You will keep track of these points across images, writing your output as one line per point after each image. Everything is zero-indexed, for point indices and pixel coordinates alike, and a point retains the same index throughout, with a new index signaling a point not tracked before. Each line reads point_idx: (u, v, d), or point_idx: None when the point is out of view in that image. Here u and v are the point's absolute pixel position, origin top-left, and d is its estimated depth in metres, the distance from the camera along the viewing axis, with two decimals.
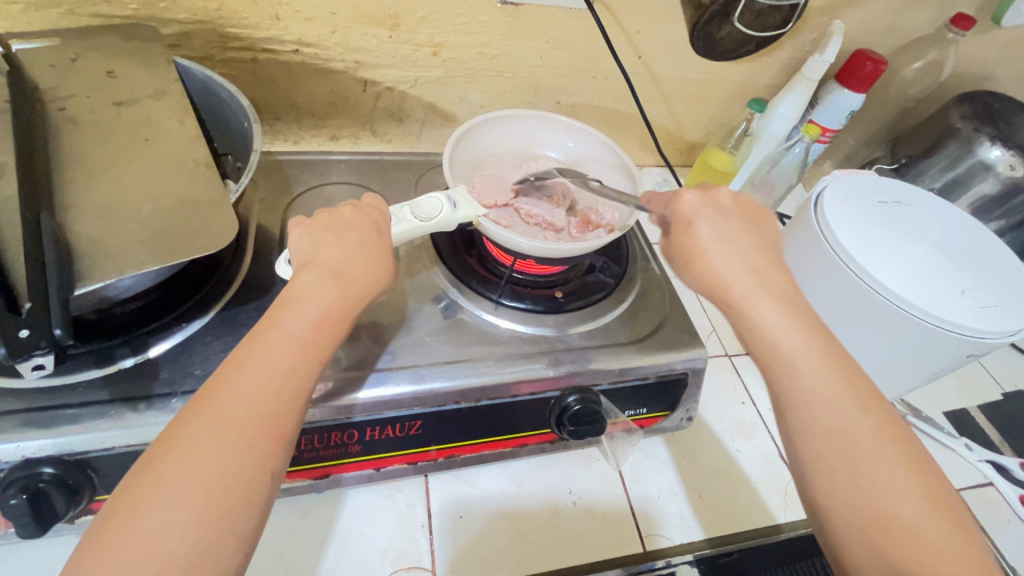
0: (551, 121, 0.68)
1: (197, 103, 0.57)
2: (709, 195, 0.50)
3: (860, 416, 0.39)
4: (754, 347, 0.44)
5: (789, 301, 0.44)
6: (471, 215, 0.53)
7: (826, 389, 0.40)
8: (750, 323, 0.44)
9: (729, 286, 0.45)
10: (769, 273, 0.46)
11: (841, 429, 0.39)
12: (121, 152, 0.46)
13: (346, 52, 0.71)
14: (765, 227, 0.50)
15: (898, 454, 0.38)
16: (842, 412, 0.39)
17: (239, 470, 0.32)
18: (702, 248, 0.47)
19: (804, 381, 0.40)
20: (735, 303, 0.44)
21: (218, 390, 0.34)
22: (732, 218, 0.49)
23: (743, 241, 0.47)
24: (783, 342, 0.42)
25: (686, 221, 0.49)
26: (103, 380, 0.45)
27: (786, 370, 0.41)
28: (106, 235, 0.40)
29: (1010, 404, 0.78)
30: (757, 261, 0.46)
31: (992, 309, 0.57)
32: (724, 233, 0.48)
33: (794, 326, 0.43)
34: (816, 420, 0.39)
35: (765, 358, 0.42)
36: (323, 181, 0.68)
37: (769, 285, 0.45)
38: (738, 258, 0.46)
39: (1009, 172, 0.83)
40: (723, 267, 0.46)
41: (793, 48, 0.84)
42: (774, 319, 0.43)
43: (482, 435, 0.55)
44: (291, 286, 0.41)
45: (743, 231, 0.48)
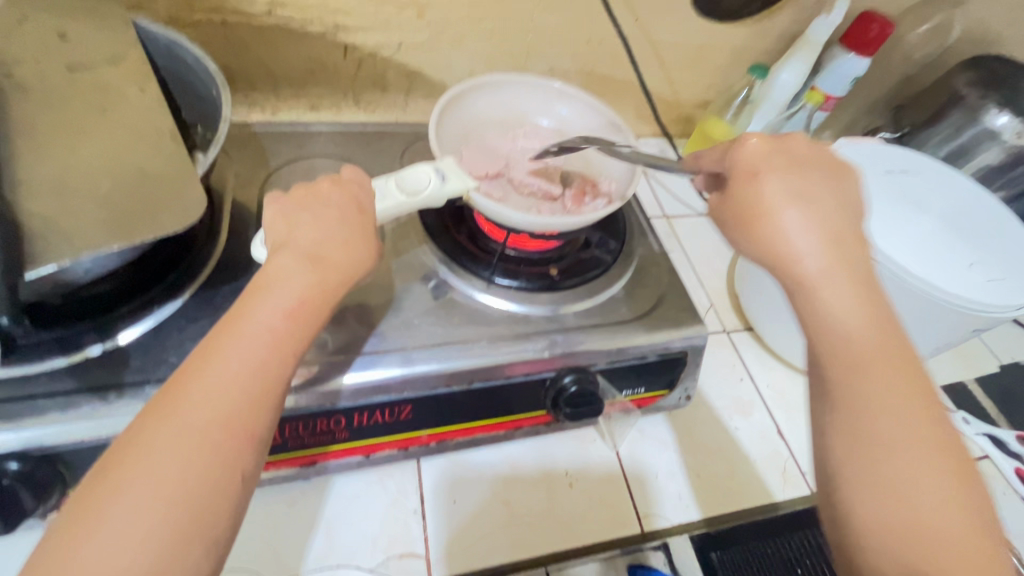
0: (542, 86, 0.64)
1: (161, 69, 0.53)
2: (785, 148, 0.45)
3: (912, 418, 0.36)
4: (812, 326, 0.40)
5: (861, 273, 0.40)
6: (462, 187, 0.50)
7: (881, 379, 0.37)
8: (817, 301, 0.40)
9: (800, 255, 0.41)
10: (848, 243, 0.41)
11: (891, 428, 0.36)
12: (75, 121, 0.42)
13: (325, 14, 0.66)
14: (844, 184, 0.45)
15: (939, 457, 0.35)
16: (893, 407, 0.36)
17: (202, 477, 0.30)
18: (770, 209, 0.43)
19: (863, 366, 0.37)
20: (806, 274, 0.40)
21: (181, 388, 0.32)
22: (809, 174, 0.44)
23: (822, 203, 0.43)
24: (843, 323, 0.39)
25: (752, 175, 0.44)
26: (69, 369, 0.43)
27: (845, 354, 0.38)
28: (61, 211, 0.37)
29: (1006, 378, 0.78)
30: (837, 229, 0.42)
31: (1001, 284, 0.55)
32: (799, 194, 0.43)
33: (854, 304, 0.39)
34: (867, 411, 0.36)
35: (825, 338, 0.39)
36: (304, 153, 0.64)
37: (848, 258, 0.41)
38: (812, 223, 0.42)
39: (1015, 140, 0.81)
40: (794, 235, 0.41)
41: (797, 10, 0.80)
42: (839, 297, 0.39)
43: (474, 418, 0.53)
44: (266, 268, 0.38)
45: (824, 190, 0.43)
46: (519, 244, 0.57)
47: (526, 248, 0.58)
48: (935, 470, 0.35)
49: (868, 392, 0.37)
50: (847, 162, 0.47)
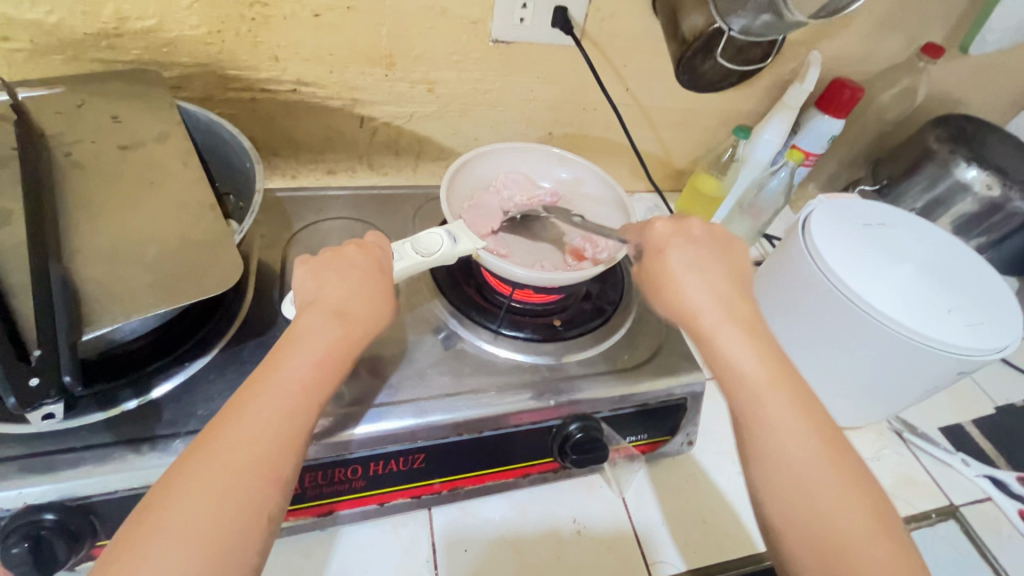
0: (544, 152, 0.70)
1: (198, 143, 0.58)
2: (683, 225, 0.52)
3: (817, 450, 0.40)
4: (720, 374, 0.44)
5: (749, 326, 0.45)
6: (471, 248, 0.54)
7: (785, 417, 0.41)
8: (717, 350, 0.45)
9: (697, 314, 0.47)
10: (738, 303, 0.47)
11: (798, 460, 0.40)
12: (127, 195, 0.47)
13: (344, 90, 0.73)
14: (736, 254, 0.52)
15: (847, 484, 0.39)
16: (796, 441, 0.40)
17: (234, 518, 0.32)
18: (672, 275, 0.49)
19: (766, 404, 0.42)
20: (702, 330, 0.46)
21: (215, 435, 0.35)
22: (700, 247, 0.51)
23: (709, 269, 0.49)
24: (743, 368, 0.43)
25: (658, 249, 0.51)
26: (105, 423, 0.45)
27: (749, 398, 0.42)
28: (113, 278, 0.41)
29: (1003, 419, 0.80)
30: (727, 290, 0.48)
31: (979, 328, 0.58)
32: (693, 261, 0.49)
33: (754, 357, 0.44)
34: (773, 445, 0.41)
35: (727, 387, 0.44)
36: (322, 216, 0.69)
37: (734, 314, 0.46)
38: (707, 286, 0.48)
39: (986, 191, 0.86)
40: (689, 294, 0.48)
41: (774, 77, 0.87)
42: (736, 348, 0.44)
43: (484, 467, 0.55)
44: (295, 326, 0.41)
45: (712, 260, 0.50)
46: (524, 297, 0.61)
47: (530, 301, 0.62)
48: (844, 494, 0.39)
49: (774, 429, 0.41)
50: (734, 237, 0.53)
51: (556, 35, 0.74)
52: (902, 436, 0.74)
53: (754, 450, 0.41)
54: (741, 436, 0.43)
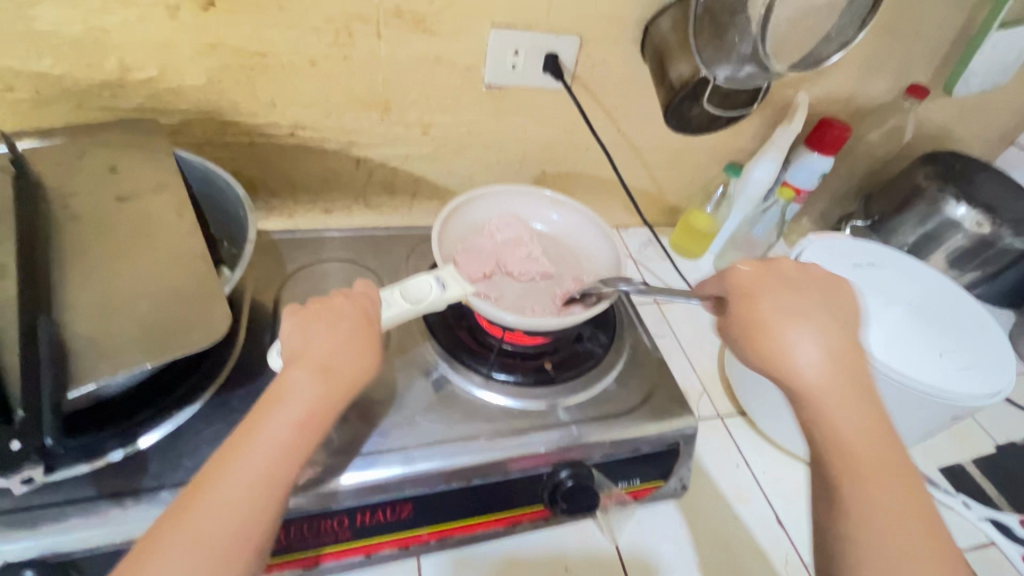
0: (536, 195, 0.71)
1: (195, 191, 0.59)
2: (777, 273, 0.51)
3: (913, 526, 0.41)
4: (819, 438, 0.45)
5: (858, 388, 0.45)
6: (460, 294, 0.54)
7: (884, 491, 0.42)
8: (822, 414, 0.45)
9: (802, 373, 0.46)
10: (849, 359, 0.46)
11: (893, 535, 0.41)
12: (119, 247, 0.47)
13: (340, 134, 0.75)
14: (845, 300, 0.50)
15: (939, 562, 0.40)
16: (898, 515, 0.41)
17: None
18: (767, 326, 0.48)
19: (869, 476, 0.42)
20: (805, 389, 0.45)
21: (194, 499, 0.35)
22: (801, 296, 0.49)
23: (821, 321, 0.48)
24: (847, 435, 0.44)
25: (745, 295, 0.50)
26: (91, 475, 0.45)
27: (850, 469, 0.43)
28: (101, 332, 0.42)
29: (1004, 459, 0.78)
30: (835, 344, 0.47)
31: (972, 374, 0.58)
32: (799, 310, 0.48)
33: (863, 424, 0.44)
34: (877, 520, 0.41)
35: (834, 453, 0.44)
36: (317, 258, 0.70)
37: (847, 374, 0.46)
38: (815, 342, 0.46)
39: (976, 229, 0.87)
40: (796, 348, 0.46)
41: (763, 117, 0.89)
42: (842, 414, 0.44)
43: (473, 515, 0.54)
44: (280, 381, 0.42)
45: (816, 309, 0.48)
46: (514, 340, 0.62)
47: (521, 343, 0.62)
48: (937, 574, 0.40)
49: (875, 503, 0.42)
50: (835, 280, 0.52)
51: (547, 80, 0.76)
52: None
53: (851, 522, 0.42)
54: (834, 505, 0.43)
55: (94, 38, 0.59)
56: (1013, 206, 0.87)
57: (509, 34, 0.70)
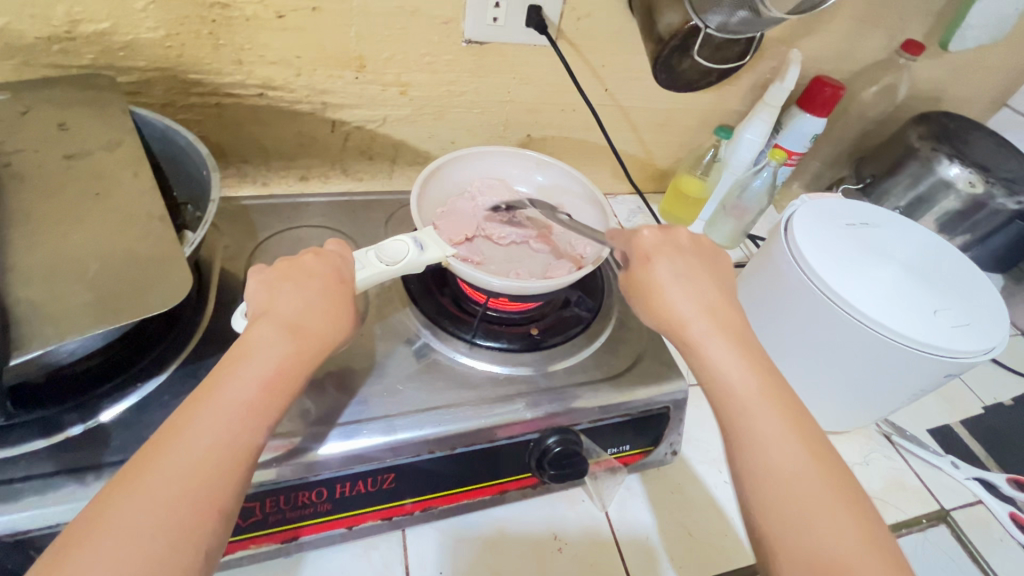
0: (520, 156, 0.68)
1: (154, 151, 0.56)
2: (670, 234, 0.51)
3: (805, 459, 0.38)
4: (707, 385, 0.43)
5: (738, 336, 0.45)
6: (440, 256, 0.52)
7: (768, 425, 0.40)
8: (704, 363, 0.43)
9: (685, 323, 0.45)
10: (724, 312, 0.46)
11: (783, 469, 0.38)
12: (70, 207, 0.44)
13: (313, 93, 0.70)
14: (721, 263, 0.51)
15: (838, 496, 0.37)
16: (788, 448, 0.39)
17: (167, 557, 0.30)
18: (658, 283, 0.48)
19: (754, 412, 0.40)
20: (690, 340, 0.45)
21: (150, 464, 0.33)
22: (688, 258, 0.49)
23: (698, 279, 0.48)
24: (730, 376, 0.42)
25: (644, 256, 0.49)
26: (49, 451, 0.43)
27: (737, 406, 0.41)
28: (49, 297, 0.39)
29: (991, 419, 0.79)
30: (714, 298, 0.47)
31: (964, 329, 0.57)
32: (682, 269, 0.48)
33: (742, 366, 0.42)
34: (764, 450, 0.39)
35: (718, 396, 0.42)
36: (291, 225, 0.67)
37: (723, 324, 0.45)
38: (693, 295, 0.47)
39: (969, 189, 0.85)
40: (677, 302, 0.46)
41: (755, 76, 0.85)
42: (723, 359, 0.43)
43: (459, 484, 0.53)
44: (245, 339, 0.39)
45: (699, 269, 0.49)
46: (500, 305, 0.59)
47: (507, 309, 0.60)
48: (828, 503, 0.36)
49: (763, 439, 0.39)
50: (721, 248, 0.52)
51: (531, 34, 0.72)
52: (891, 439, 0.72)
53: (738, 460, 0.40)
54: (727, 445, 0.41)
55: None
56: (1006, 166, 0.86)
57: None
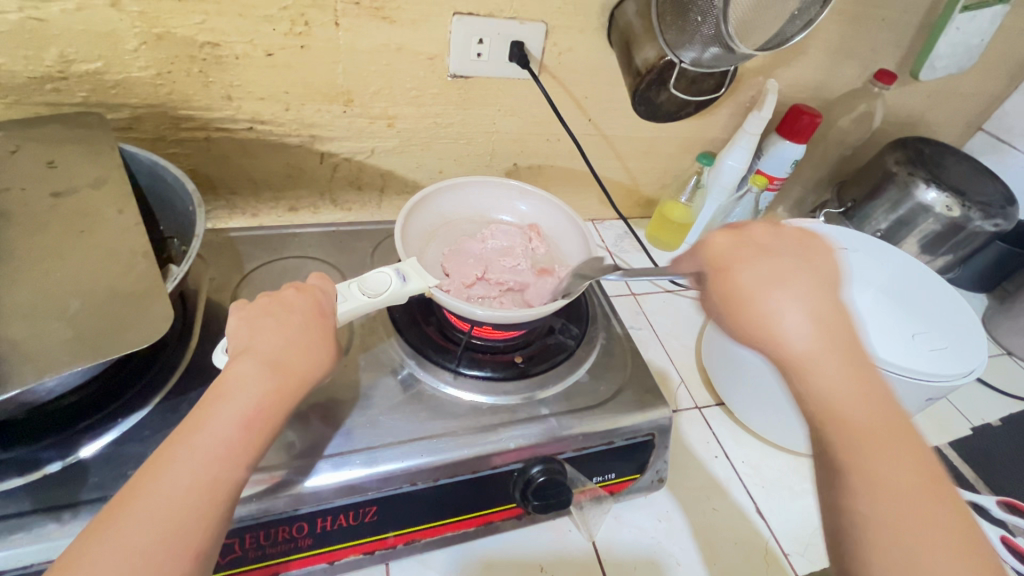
0: (503, 186, 0.69)
1: (142, 186, 0.57)
2: (745, 235, 0.44)
3: (933, 508, 0.34)
4: (813, 414, 0.38)
5: (851, 353, 0.38)
6: (423, 286, 0.53)
7: (891, 470, 0.35)
8: (807, 386, 0.38)
9: (785, 341, 0.39)
10: (834, 322, 0.39)
11: (909, 522, 0.33)
12: (55, 245, 0.45)
13: (301, 127, 0.72)
14: (822, 258, 0.42)
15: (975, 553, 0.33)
16: (916, 498, 0.34)
17: None
18: (749, 295, 0.40)
19: (870, 452, 0.35)
20: (792, 359, 0.38)
21: (128, 506, 0.33)
22: (785, 259, 0.42)
23: (801, 285, 0.40)
24: (840, 404, 0.37)
25: (723, 267, 0.43)
26: (25, 489, 0.42)
27: (846, 442, 0.36)
28: (30, 334, 0.39)
29: (979, 440, 0.79)
30: (820, 306, 0.39)
31: (943, 351, 0.58)
32: (776, 275, 0.41)
33: (854, 393, 0.37)
34: (882, 494, 0.34)
35: (824, 424, 0.37)
36: (279, 256, 0.67)
37: (835, 339, 0.38)
38: (799, 305, 0.39)
39: (947, 213, 0.87)
40: (778, 317, 0.39)
41: (734, 105, 0.88)
42: (834, 385, 0.37)
43: (444, 516, 0.52)
44: (224, 377, 0.39)
45: (799, 272, 0.41)
46: (484, 334, 0.60)
47: (491, 338, 0.61)
48: (967, 563, 0.32)
49: (886, 484, 0.34)
50: (813, 238, 0.44)
51: (513, 68, 0.74)
52: None
53: (855, 505, 0.35)
54: (837, 477, 0.36)
55: (29, 28, 0.55)
56: (982, 190, 0.88)
57: (473, 22, 0.68)
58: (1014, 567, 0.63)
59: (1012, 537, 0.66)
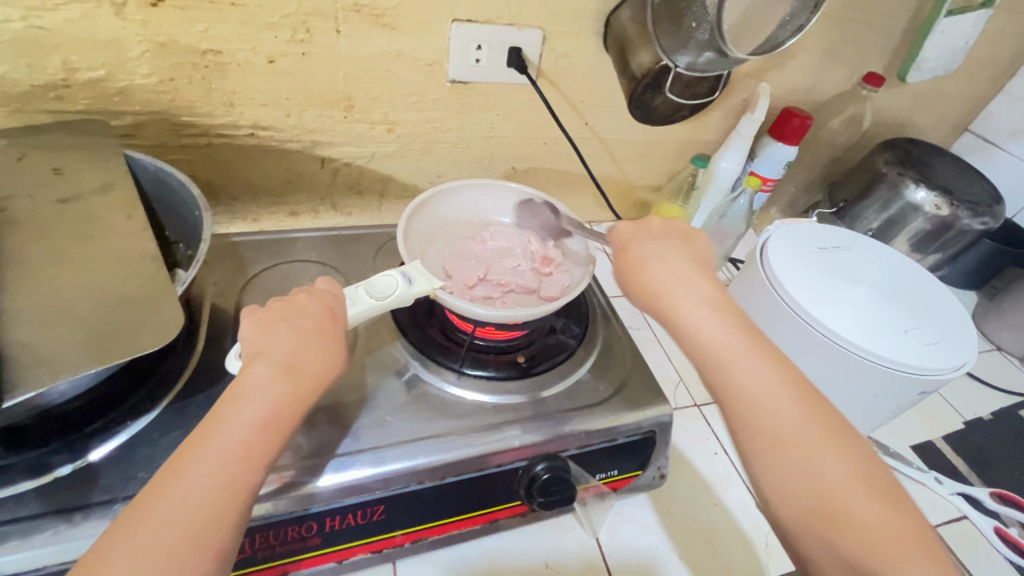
0: (502, 188, 0.70)
1: (147, 192, 0.57)
2: (642, 223, 0.55)
3: (794, 408, 0.40)
4: (691, 349, 0.45)
5: (713, 300, 0.47)
6: (428, 288, 0.53)
7: (756, 381, 0.42)
8: (684, 326, 0.46)
9: (662, 297, 0.48)
10: (694, 280, 0.49)
11: (773, 421, 0.40)
12: (65, 251, 0.45)
13: (302, 133, 0.73)
14: (690, 238, 0.54)
15: (830, 440, 0.39)
16: (779, 401, 0.41)
17: None
18: (636, 266, 0.51)
19: (737, 371, 0.42)
20: (665, 310, 0.48)
21: (148, 507, 0.33)
22: (658, 239, 0.53)
23: (667, 256, 0.51)
24: (707, 337, 0.45)
25: (622, 246, 0.53)
26: (36, 492, 0.43)
27: (716, 366, 0.43)
28: (44, 337, 0.39)
29: (972, 433, 0.80)
30: (685, 270, 0.50)
31: (934, 346, 0.59)
32: (652, 249, 0.51)
33: (720, 326, 0.45)
34: (748, 401, 0.41)
35: (699, 356, 0.45)
36: (282, 260, 0.68)
37: (696, 292, 0.48)
38: (669, 271, 0.50)
39: (936, 211, 0.88)
40: (655, 280, 0.49)
41: (727, 108, 0.89)
42: (703, 322, 0.45)
43: (451, 515, 0.53)
44: (240, 380, 0.40)
45: (670, 249, 0.52)
46: (486, 334, 0.61)
47: (493, 338, 0.61)
48: (816, 441, 0.39)
49: (749, 390, 0.41)
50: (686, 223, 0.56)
51: (511, 74, 0.75)
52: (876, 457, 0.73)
53: (734, 415, 0.42)
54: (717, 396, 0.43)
55: (33, 36, 0.56)
56: (969, 189, 0.90)
57: (471, 28, 0.69)
58: (1009, 557, 0.65)
59: (1005, 527, 0.68)
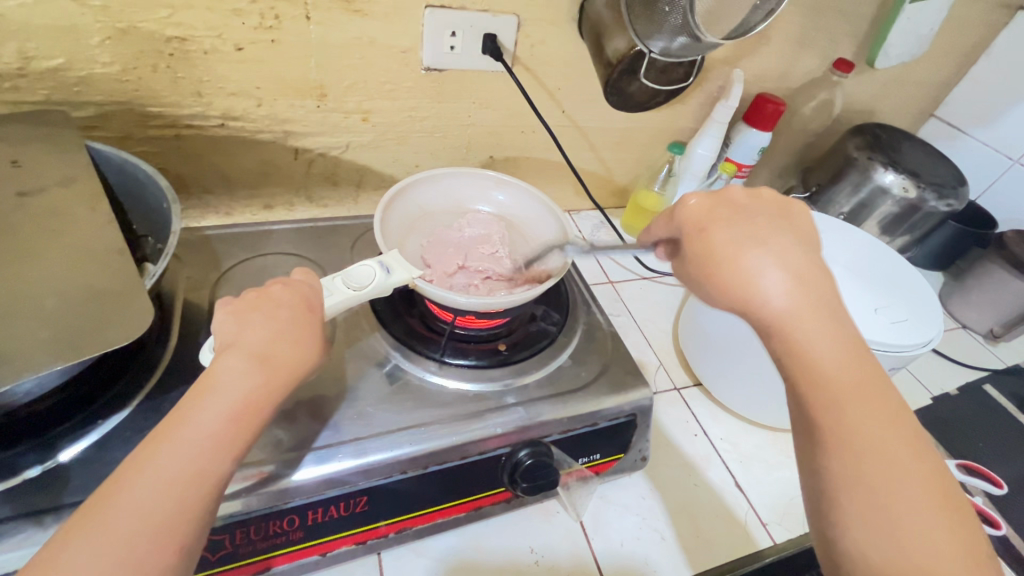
0: (481, 177, 0.70)
1: (112, 183, 0.55)
2: (722, 198, 0.46)
3: (903, 459, 0.37)
4: (794, 371, 0.40)
5: (832, 310, 0.40)
6: (407, 277, 0.53)
7: (866, 423, 0.37)
8: (787, 341, 0.40)
9: (767, 300, 0.40)
10: (813, 279, 0.41)
11: (882, 471, 0.36)
12: (25, 245, 0.43)
13: (275, 123, 0.71)
14: (794, 219, 0.46)
15: (936, 496, 0.36)
16: (889, 448, 0.37)
17: None
18: (728, 255, 0.42)
19: (850, 407, 0.37)
20: (769, 317, 0.40)
21: (113, 500, 0.33)
22: (755, 220, 0.44)
23: (783, 245, 0.42)
24: (817, 358, 0.39)
25: (699, 228, 0.45)
26: (3, 495, 0.42)
27: (825, 398, 0.38)
28: (5, 333, 0.38)
29: (939, 409, 0.83)
30: (800, 264, 0.42)
31: (904, 324, 0.61)
32: (753, 236, 0.43)
33: (831, 349, 0.39)
34: (859, 444, 0.37)
35: (805, 381, 0.39)
36: (256, 253, 0.67)
37: (815, 296, 0.40)
38: (782, 267, 0.41)
39: (903, 194, 0.91)
40: (759, 275, 0.41)
41: (703, 94, 0.90)
42: (816, 342, 0.39)
43: (435, 503, 0.53)
44: (210, 371, 0.39)
45: (777, 235, 0.43)
46: (467, 323, 0.61)
47: (474, 327, 0.61)
48: (920, 493, 0.36)
49: (860, 431, 0.37)
50: (784, 196, 0.47)
51: (487, 61, 0.74)
52: None
53: (836, 457, 0.37)
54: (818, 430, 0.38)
55: None
56: (934, 172, 0.92)
57: (445, 15, 0.68)
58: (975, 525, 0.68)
59: (971, 497, 0.71)
